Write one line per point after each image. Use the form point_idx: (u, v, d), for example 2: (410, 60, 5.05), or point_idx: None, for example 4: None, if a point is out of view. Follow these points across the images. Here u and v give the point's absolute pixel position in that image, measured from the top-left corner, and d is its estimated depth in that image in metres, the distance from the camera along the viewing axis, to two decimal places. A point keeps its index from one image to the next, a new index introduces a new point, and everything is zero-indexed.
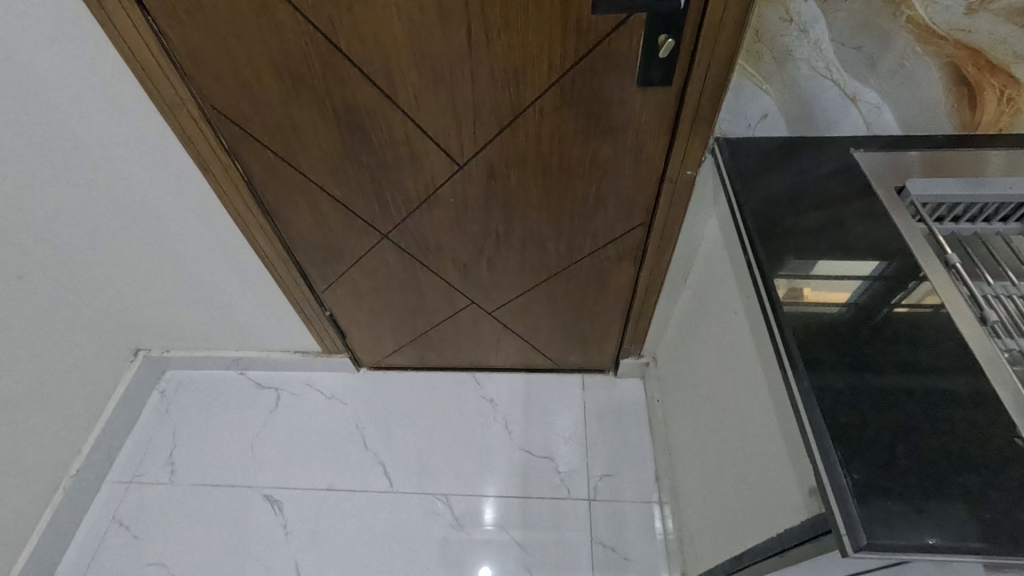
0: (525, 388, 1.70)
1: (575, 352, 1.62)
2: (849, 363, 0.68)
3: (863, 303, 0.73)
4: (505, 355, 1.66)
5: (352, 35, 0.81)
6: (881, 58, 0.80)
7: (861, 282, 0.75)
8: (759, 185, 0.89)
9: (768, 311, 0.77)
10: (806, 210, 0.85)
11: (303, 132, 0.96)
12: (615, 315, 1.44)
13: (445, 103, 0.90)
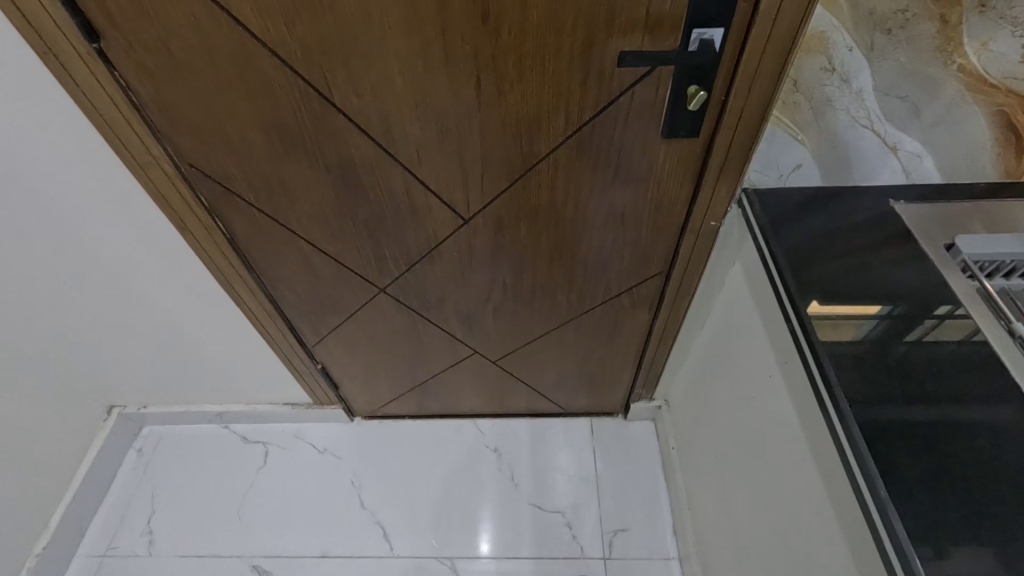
0: (530, 434, 1.62)
1: (583, 396, 1.53)
2: (928, 464, 0.60)
3: (870, 341, 0.70)
4: (509, 402, 1.58)
5: (348, 91, 0.73)
6: (928, 108, 0.74)
7: (874, 331, 0.71)
8: (797, 239, 0.81)
9: (824, 396, 0.68)
10: (852, 273, 0.77)
11: (292, 188, 0.87)
12: (627, 361, 1.37)
13: (451, 158, 0.82)
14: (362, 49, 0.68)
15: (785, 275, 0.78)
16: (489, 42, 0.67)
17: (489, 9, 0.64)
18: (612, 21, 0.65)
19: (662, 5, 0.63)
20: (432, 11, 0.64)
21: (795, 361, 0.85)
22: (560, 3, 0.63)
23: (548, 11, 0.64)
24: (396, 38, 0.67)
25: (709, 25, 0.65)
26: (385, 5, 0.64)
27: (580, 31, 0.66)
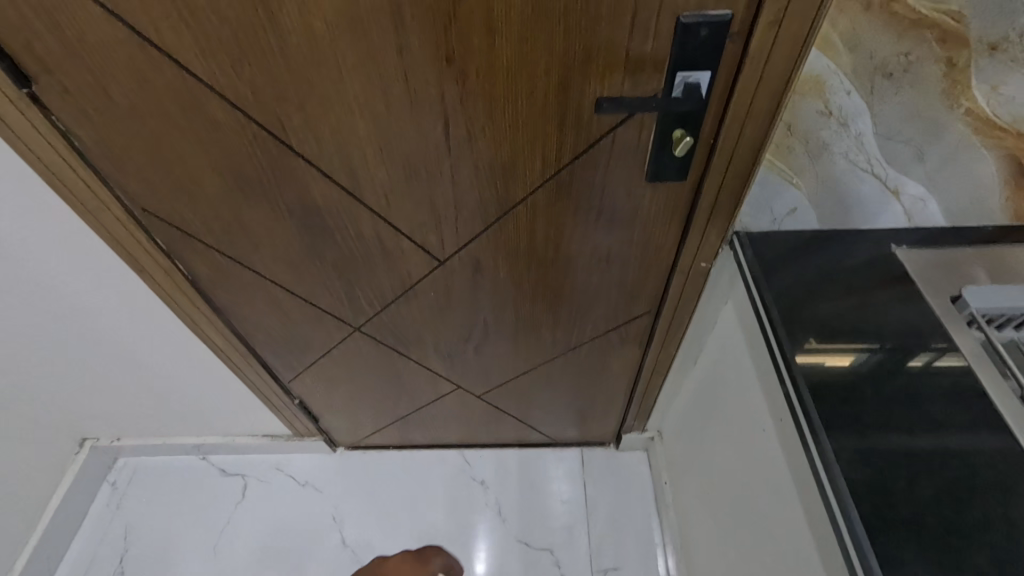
0: (518, 465, 1.57)
1: (573, 427, 1.48)
2: (937, 558, 0.53)
3: (866, 400, 0.64)
4: (497, 433, 1.53)
5: (305, 134, 0.67)
6: (933, 153, 0.69)
7: (875, 395, 0.64)
8: (791, 290, 0.75)
9: (818, 469, 0.62)
10: (850, 327, 0.70)
11: (253, 231, 0.82)
12: (618, 395, 1.31)
13: (421, 201, 0.77)
14: (317, 92, 0.63)
15: (778, 331, 0.72)
16: (455, 85, 0.62)
17: (453, 52, 0.59)
18: (588, 64, 0.60)
19: (641, 45, 0.58)
20: (391, 54, 0.59)
21: (789, 417, 0.80)
22: (530, 46, 0.58)
23: (519, 54, 0.59)
24: (353, 81, 0.61)
25: (692, 67, 0.59)
26: (338, 48, 0.58)
27: (553, 73, 0.61)
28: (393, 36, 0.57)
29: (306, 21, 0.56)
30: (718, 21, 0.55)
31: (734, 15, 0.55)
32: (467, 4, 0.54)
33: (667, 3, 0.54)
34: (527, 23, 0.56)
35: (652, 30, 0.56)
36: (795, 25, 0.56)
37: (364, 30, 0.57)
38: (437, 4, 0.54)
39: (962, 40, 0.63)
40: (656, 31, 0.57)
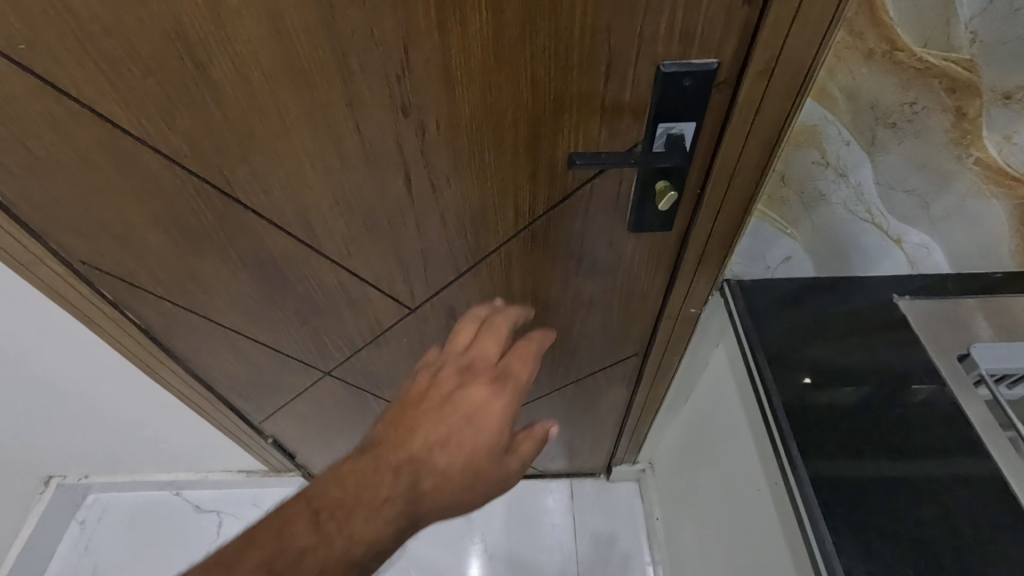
0: (504, 498, 1.53)
1: (562, 460, 1.43)
2: None
3: (866, 478, 0.59)
4: None
5: (253, 188, 0.61)
6: (939, 203, 0.62)
7: (877, 472, 0.59)
8: (785, 348, 0.70)
9: (816, 558, 0.57)
10: (848, 392, 0.66)
11: (206, 282, 0.76)
12: (607, 430, 1.26)
13: (386, 252, 0.71)
14: (262, 145, 0.56)
15: (772, 392, 0.67)
16: (414, 137, 0.56)
17: (409, 103, 0.53)
18: (560, 115, 0.54)
19: (618, 95, 0.52)
20: (340, 106, 0.53)
21: (782, 482, 0.74)
22: (494, 97, 0.52)
23: (481, 105, 0.53)
24: (301, 133, 0.55)
25: (675, 118, 0.53)
26: (280, 100, 0.52)
27: (522, 125, 0.55)
28: (340, 89, 0.51)
29: (241, 73, 0.49)
30: (703, 71, 0.49)
31: (721, 65, 0.49)
32: (421, 54, 0.48)
33: (646, 52, 0.48)
34: (490, 73, 0.50)
35: (629, 80, 0.51)
36: (788, 76, 0.50)
37: (308, 81, 0.50)
38: (386, 54, 0.48)
39: (975, 88, 0.52)
40: (634, 80, 0.51)
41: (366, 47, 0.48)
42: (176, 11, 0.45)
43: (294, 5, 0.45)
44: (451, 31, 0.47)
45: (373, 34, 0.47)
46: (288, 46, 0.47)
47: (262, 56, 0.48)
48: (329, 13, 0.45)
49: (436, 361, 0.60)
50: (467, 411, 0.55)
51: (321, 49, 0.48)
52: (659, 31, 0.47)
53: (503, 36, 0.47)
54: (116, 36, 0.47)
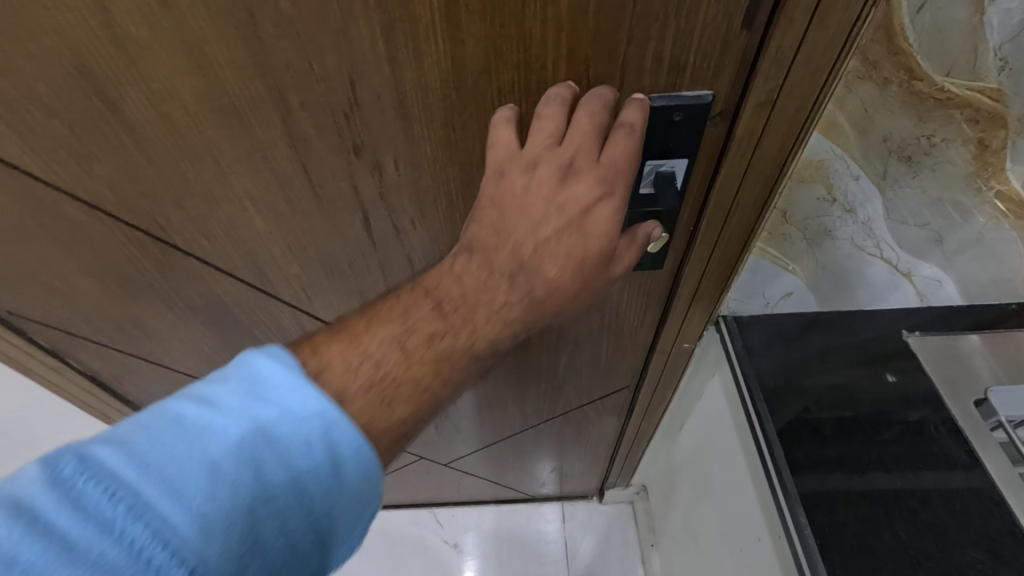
0: (494, 524, 1.48)
1: (552, 485, 1.37)
2: None
3: (883, 547, 0.52)
4: (470, 491, 1.42)
5: (191, 234, 0.54)
6: (952, 235, 0.63)
7: (894, 539, 0.53)
8: (789, 395, 0.64)
9: None
10: (859, 443, 0.59)
11: (152, 328, 0.69)
12: (599, 456, 1.20)
13: (349, 295, 0.64)
14: (196, 190, 0.49)
15: (776, 449, 0.61)
16: (371, 179, 0.49)
17: (362, 143, 0.46)
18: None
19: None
20: (282, 147, 0.46)
21: (785, 541, 0.65)
22: (459, 135, 0.45)
23: (444, 143, 0.46)
24: (240, 177, 0.48)
25: (664, 155, 0.47)
26: (212, 142, 0.45)
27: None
28: (279, 128, 0.44)
29: (162, 113, 0.43)
30: (695, 103, 0.43)
31: (715, 97, 0.43)
32: (370, 90, 0.42)
33: (629, 84, 0.42)
34: (452, 109, 0.43)
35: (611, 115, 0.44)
36: (792, 107, 0.44)
37: (241, 121, 0.43)
38: (330, 91, 0.41)
39: (998, 120, 0.56)
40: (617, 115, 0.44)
41: (306, 83, 0.41)
42: (74, 46, 0.38)
43: (215, 37, 0.38)
44: (403, 64, 0.40)
45: (313, 68, 0.40)
46: (214, 83, 0.41)
47: (184, 95, 0.41)
48: (257, 47, 0.38)
49: (521, 150, 0.43)
50: (574, 213, 0.41)
51: (253, 86, 0.41)
52: (645, 61, 0.40)
53: (464, 68, 0.40)
54: (9, 75, 0.40)
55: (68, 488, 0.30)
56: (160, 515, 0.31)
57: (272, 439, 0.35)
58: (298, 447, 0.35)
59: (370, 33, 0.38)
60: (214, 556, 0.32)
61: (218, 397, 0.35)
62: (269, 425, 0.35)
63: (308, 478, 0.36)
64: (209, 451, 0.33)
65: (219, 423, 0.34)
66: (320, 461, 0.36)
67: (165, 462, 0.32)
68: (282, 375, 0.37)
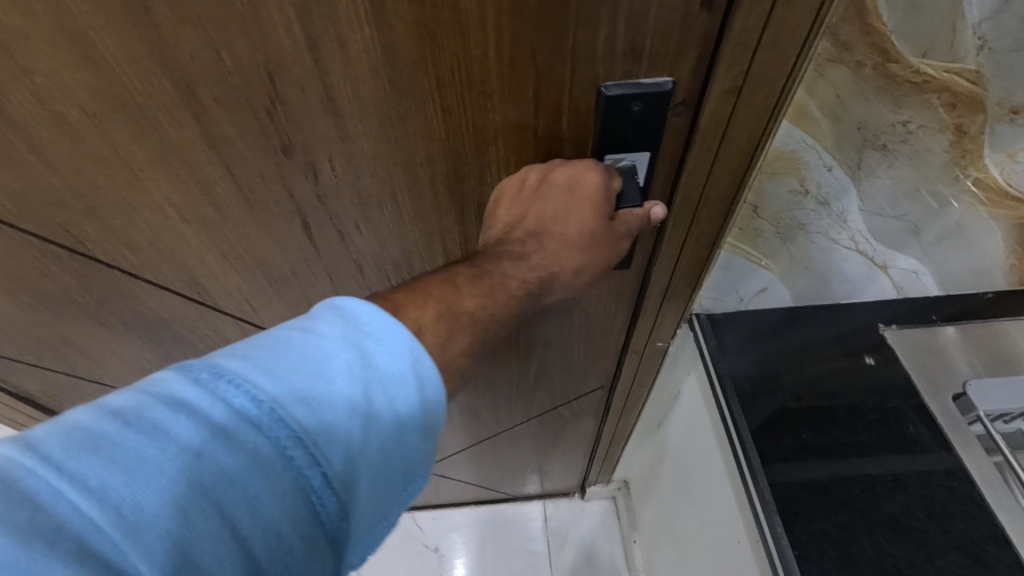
0: (473, 524, 1.46)
1: (533, 484, 1.35)
2: None
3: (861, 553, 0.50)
4: (448, 494, 1.39)
5: (110, 245, 0.49)
6: (930, 229, 0.54)
7: (872, 544, 0.51)
8: (765, 396, 0.62)
9: None
10: (835, 445, 0.57)
11: (83, 345, 0.63)
12: (578, 454, 1.18)
13: (297, 306, 0.60)
14: (108, 197, 0.44)
15: (751, 452, 0.58)
16: (306, 181, 0.45)
17: (292, 143, 0.41)
18: (485, 150, 0.43)
19: (554, 124, 0.42)
20: (200, 148, 0.41)
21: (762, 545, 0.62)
22: (399, 131, 0.41)
23: (381, 140, 0.42)
24: (157, 182, 0.43)
25: (622, 149, 0.43)
26: (119, 143, 0.40)
27: (438, 161, 0.44)
28: (193, 128, 0.39)
29: (54, 112, 0.37)
30: (654, 92, 0.39)
31: (676, 85, 0.39)
32: (293, 83, 0.37)
33: (582, 73, 0.38)
34: (389, 103, 0.39)
35: (564, 108, 0.41)
36: (760, 95, 0.40)
37: (148, 119, 0.39)
38: (246, 85, 0.37)
39: (979, 104, 0.44)
40: (572, 107, 0.41)
41: (216, 76, 0.36)
42: None
43: (102, 25, 0.33)
44: (327, 52, 0.35)
45: (221, 57, 0.35)
46: (111, 78, 0.36)
47: (77, 91, 0.36)
48: (153, 34, 0.33)
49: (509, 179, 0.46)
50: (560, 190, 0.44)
51: (155, 80, 0.36)
52: (598, 46, 0.36)
53: (397, 55, 0.36)
54: None
55: (214, 388, 0.30)
56: (294, 418, 0.31)
57: (373, 364, 0.34)
58: (402, 374, 0.35)
59: (283, 17, 0.33)
60: (339, 458, 0.32)
61: (315, 326, 0.34)
62: (372, 353, 0.35)
63: (408, 405, 0.36)
64: (323, 368, 0.32)
65: (328, 346, 0.33)
66: (418, 387, 0.36)
67: (293, 372, 0.31)
68: (378, 312, 0.36)
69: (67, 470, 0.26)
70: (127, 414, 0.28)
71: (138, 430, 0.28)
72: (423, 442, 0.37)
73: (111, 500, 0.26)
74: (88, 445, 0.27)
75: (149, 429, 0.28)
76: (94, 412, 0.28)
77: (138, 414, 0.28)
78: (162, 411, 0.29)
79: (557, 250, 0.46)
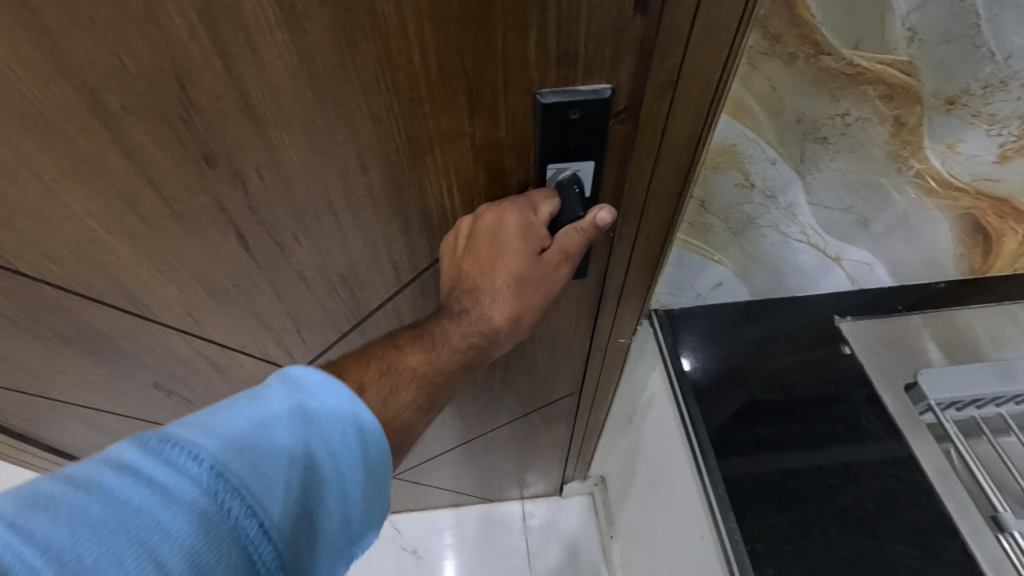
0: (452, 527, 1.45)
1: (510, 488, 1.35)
2: None
3: (813, 544, 0.51)
4: (424, 500, 1.38)
5: (33, 258, 0.47)
6: (879, 220, 0.54)
7: (824, 537, 0.51)
8: (726, 395, 0.62)
9: None
10: (785, 442, 0.58)
11: (21, 353, 0.63)
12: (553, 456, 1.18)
13: (242, 318, 0.59)
14: (23, 210, 0.43)
15: (706, 447, 0.59)
16: (234, 193, 0.43)
17: (214, 153, 0.40)
18: (422, 159, 0.43)
19: (492, 132, 0.41)
20: (114, 158, 0.39)
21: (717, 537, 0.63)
22: (326, 141, 0.40)
23: (308, 149, 0.40)
24: (74, 194, 0.42)
25: (567, 159, 0.43)
26: (25, 153, 0.38)
27: (373, 172, 0.43)
28: (104, 137, 0.38)
29: None
30: (591, 99, 0.39)
31: (615, 92, 0.39)
32: (206, 91, 0.35)
33: (515, 79, 0.37)
34: (312, 112, 0.38)
35: (501, 116, 0.40)
36: (694, 92, 0.40)
37: (54, 128, 0.37)
38: (155, 92, 0.35)
39: (915, 95, 0.43)
40: (508, 115, 0.40)
41: (121, 83, 0.34)
42: None
43: None
44: (238, 58, 0.34)
45: (124, 63, 0.33)
46: (5, 85, 0.34)
47: None
48: (45, 38, 0.32)
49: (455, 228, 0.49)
50: (485, 235, 0.47)
51: (55, 87, 0.34)
52: (529, 52, 0.36)
53: (314, 61, 0.35)
54: None
55: (162, 451, 0.33)
56: (234, 473, 0.34)
57: (313, 420, 0.39)
58: (341, 428, 0.40)
59: (184, 18, 0.31)
60: (273, 506, 0.35)
61: (263, 391, 0.39)
62: (313, 410, 0.39)
63: (343, 458, 0.40)
64: (264, 426, 0.36)
65: (271, 407, 0.38)
66: (353, 440, 0.40)
67: (236, 432, 0.35)
68: (319, 374, 0.40)
69: (19, 527, 0.28)
70: (83, 476, 0.31)
71: (90, 490, 0.31)
72: (358, 491, 0.41)
73: (54, 550, 0.28)
74: (41, 505, 0.29)
75: (99, 489, 0.31)
76: (52, 480, 0.31)
77: (89, 478, 0.31)
78: (111, 473, 0.32)
79: (495, 301, 0.49)
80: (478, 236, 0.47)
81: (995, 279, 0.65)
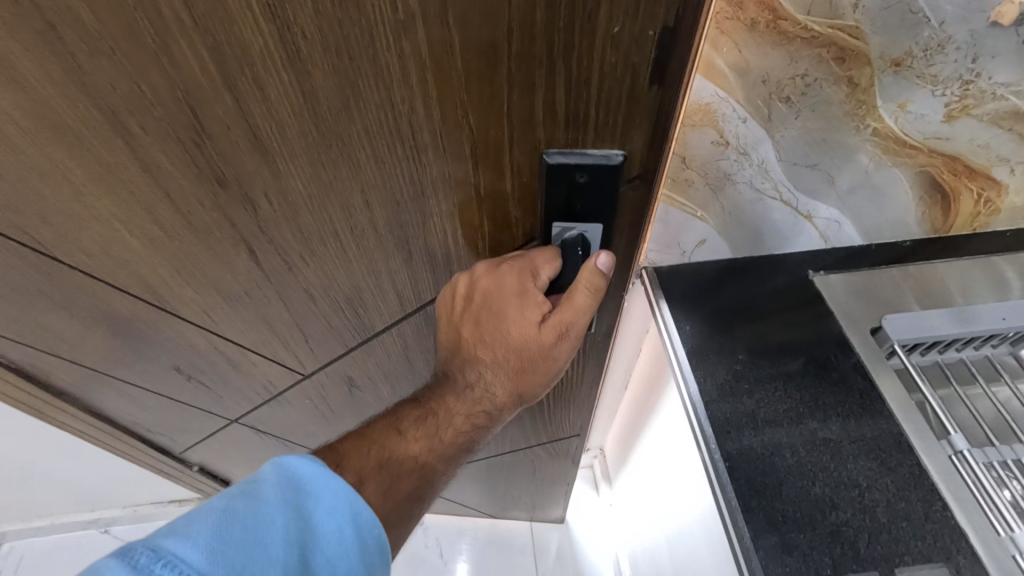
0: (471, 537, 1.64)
1: (520, 511, 1.52)
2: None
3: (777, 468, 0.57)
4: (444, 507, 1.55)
5: (71, 248, 0.55)
6: (843, 177, 0.60)
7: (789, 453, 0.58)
8: (723, 355, 0.67)
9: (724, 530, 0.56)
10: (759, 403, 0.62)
11: (64, 333, 0.72)
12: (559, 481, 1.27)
13: (252, 322, 0.68)
14: (58, 208, 0.50)
15: (690, 383, 0.65)
16: (243, 211, 0.50)
17: (224, 175, 0.46)
18: (424, 201, 0.49)
19: (496, 182, 0.47)
20: (134, 170, 0.46)
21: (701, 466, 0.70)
22: (330, 170, 0.45)
23: (307, 179, 0.46)
24: (100, 198, 0.49)
25: (573, 220, 0.51)
26: (60, 163, 0.45)
27: (375, 207, 0.50)
28: (126, 151, 0.44)
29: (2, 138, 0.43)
30: (603, 164, 0.45)
31: (627, 159, 0.45)
32: (215, 119, 0.41)
33: (521, 136, 0.43)
34: (315, 147, 0.43)
35: (508, 168, 0.46)
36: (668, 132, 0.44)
37: (81, 141, 0.43)
38: (168, 117, 0.41)
39: (863, 56, 0.49)
40: (513, 168, 0.46)
41: (140, 108, 0.40)
42: None
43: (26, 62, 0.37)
44: (244, 93, 0.39)
45: (142, 92, 0.39)
46: (41, 104, 0.40)
47: (11, 110, 0.41)
48: (73, 64, 0.37)
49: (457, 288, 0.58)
50: (482, 300, 0.56)
51: (81, 107, 0.40)
52: (536, 112, 0.41)
53: (318, 101, 0.39)
54: None
55: (153, 570, 0.37)
56: None
57: (305, 520, 0.46)
58: (336, 525, 0.47)
59: (194, 55, 0.36)
60: None
61: (259, 492, 0.45)
62: (308, 508, 0.46)
63: (336, 557, 0.46)
64: (259, 535, 0.42)
65: (267, 512, 0.44)
66: (347, 544, 0.47)
67: (230, 545, 0.41)
68: (314, 471, 0.48)
69: None
70: None
71: None
72: None
73: None
74: None
75: None
76: None
77: None
78: None
79: (493, 375, 0.60)
80: (478, 300, 0.56)
81: (960, 237, 0.71)
